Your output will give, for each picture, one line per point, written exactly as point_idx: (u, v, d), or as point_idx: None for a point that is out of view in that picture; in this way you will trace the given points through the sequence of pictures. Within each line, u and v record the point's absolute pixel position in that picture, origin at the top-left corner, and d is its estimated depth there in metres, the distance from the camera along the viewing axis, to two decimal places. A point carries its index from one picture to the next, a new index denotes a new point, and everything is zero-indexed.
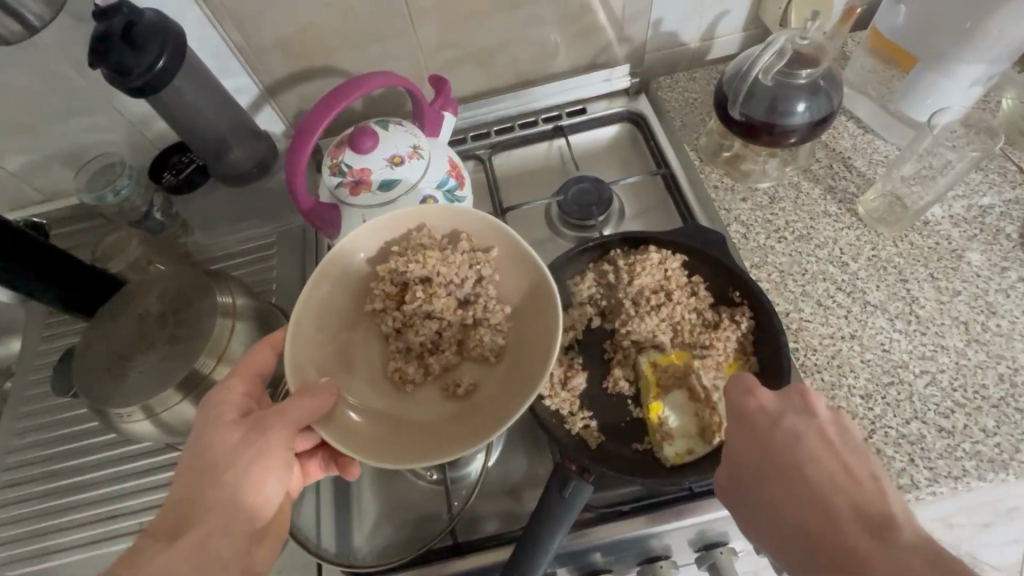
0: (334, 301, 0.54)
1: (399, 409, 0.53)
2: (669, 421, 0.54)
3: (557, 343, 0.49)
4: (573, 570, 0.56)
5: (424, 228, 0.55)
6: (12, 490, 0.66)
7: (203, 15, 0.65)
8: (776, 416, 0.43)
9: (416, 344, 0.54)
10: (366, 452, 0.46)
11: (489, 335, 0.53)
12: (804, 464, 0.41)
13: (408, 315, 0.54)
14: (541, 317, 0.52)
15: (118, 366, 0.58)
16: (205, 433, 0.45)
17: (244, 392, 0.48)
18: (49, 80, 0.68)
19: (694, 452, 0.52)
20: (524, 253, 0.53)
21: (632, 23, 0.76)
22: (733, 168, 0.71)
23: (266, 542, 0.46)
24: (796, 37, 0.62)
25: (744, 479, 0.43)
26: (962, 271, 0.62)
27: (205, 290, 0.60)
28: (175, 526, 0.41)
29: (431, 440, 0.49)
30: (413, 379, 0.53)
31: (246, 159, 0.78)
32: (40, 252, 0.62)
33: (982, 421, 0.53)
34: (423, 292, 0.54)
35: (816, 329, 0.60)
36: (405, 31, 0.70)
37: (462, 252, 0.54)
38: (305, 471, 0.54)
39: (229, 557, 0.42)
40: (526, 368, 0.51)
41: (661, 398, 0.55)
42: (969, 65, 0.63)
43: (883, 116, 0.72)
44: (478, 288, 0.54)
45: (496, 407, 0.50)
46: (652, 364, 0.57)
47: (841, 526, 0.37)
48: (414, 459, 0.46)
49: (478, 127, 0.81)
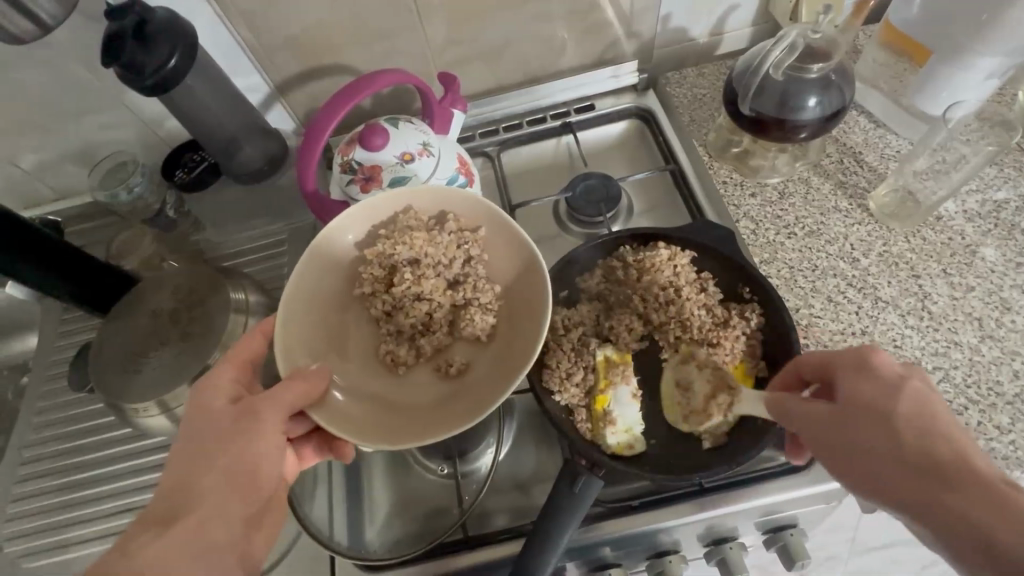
0: (322, 287, 0.54)
1: (391, 391, 0.53)
2: (615, 412, 0.55)
3: (544, 322, 0.49)
4: (583, 565, 0.56)
5: (411, 210, 0.55)
6: (28, 484, 0.68)
7: (214, 14, 0.65)
8: (904, 376, 0.41)
9: (408, 326, 0.55)
10: (361, 433, 0.47)
11: (480, 315, 0.53)
12: (938, 420, 0.38)
13: (397, 299, 0.54)
14: (530, 296, 0.53)
15: (132, 361, 0.60)
16: (199, 422, 0.46)
17: (233, 378, 0.49)
18: (63, 80, 0.69)
19: (634, 447, 0.54)
20: (510, 231, 0.54)
21: (641, 18, 0.76)
22: (742, 164, 0.70)
23: (266, 527, 0.45)
24: (807, 32, 0.61)
25: (852, 413, 0.40)
26: (976, 266, 0.61)
27: (217, 287, 0.62)
28: (167, 514, 0.42)
29: (425, 419, 0.50)
30: (405, 361, 0.54)
31: (255, 157, 0.78)
32: (55, 252, 0.63)
33: (996, 417, 0.53)
34: (412, 274, 0.54)
35: (826, 326, 0.59)
36: (414, 28, 0.71)
37: (450, 233, 0.55)
38: (300, 457, 0.54)
39: (226, 541, 0.42)
40: (518, 347, 0.51)
41: (612, 391, 0.56)
42: (987, 57, 0.61)
43: (897, 111, 0.71)
44: (467, 268, 0.55)
45: (490, 383, 0.51)
46: (607, 358, 0.58)
47: (975, 467, 0.35)
48: (411, 437, 0.47)
49: (486, 125, 0.82)
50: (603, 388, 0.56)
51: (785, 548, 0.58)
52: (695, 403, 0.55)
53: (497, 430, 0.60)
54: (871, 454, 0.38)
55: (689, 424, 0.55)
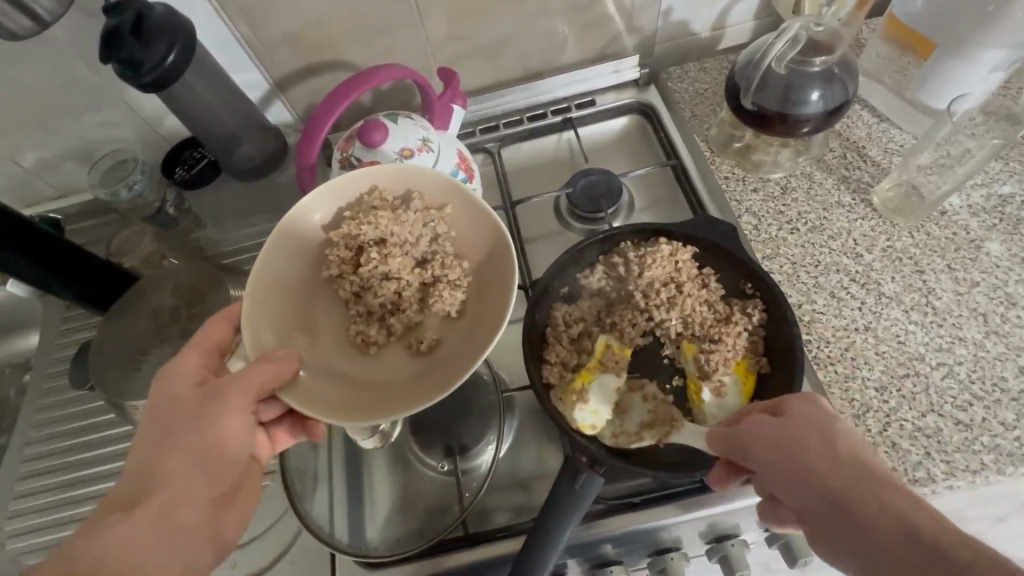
0: (289, 269, 0.53)
1: (362, 371, 0.53)
2: (589, 390, 0.55)
3: (511, 298, 0.50)
4: (583, 562, 0.56)
5: (376, 189, 0.55)
6: (30, 482, 0.68)
7: (212, 10, 0.64)
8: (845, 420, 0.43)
9: (377, 306, 0.54)
10: (330, 411, 0.46)
11: (448, 290, 0.53)
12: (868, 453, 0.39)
13: (365, 279, 0.54)
14: (499, 272, 0.53)
15: (133, 358, 0.60)
16: (165, 406, 0.45)
17: (201, 363, 0.48)
18: (62, 77, 0.68)
19: (594, 427, 0.53)
20: (476, 207, 0.54)
21: (642, 12, 0.75)
22: (745, 160, 0.70)
23: (235, 509, 0.47)
24: (811, 24, 0.61)
25: (801, 435, 0.41)
26: (981, 261, 0.61)
27: (218, 283, 0.64)
28: (134, 498, 0.42)
29: (393, 397, 0.49)
30: (376, 340, 0.53)
31: (258, 153, 0.76)
32: (56, 249, 0.62)
33: (1001, 414, 0.53)
34: (378, 253, 0.53)
35: (829, 322, 0.59)
36: (414, 24, 0.70)
37: (416, 210, 0.54)
38: (272, 441, 0.54)
39: (194, 522, 0.43)
40: (486, 321, 0.52)
41: (598, 373, 0.56)
42: (992, 50, 0.61)
43: (901, 105, 0.70)
44: (434, 246, 0.55)
45: (460, 356, 0.51)
46: (608, 346, 0.58)
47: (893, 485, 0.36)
48: (378, 415, 0.47)
49: (486, 121, 0.81)
50: (591, 367, 0.57)
51: (787, 545, 0.58)
52: (629, 427, 0.55)
53: (498, 427, 0.60)
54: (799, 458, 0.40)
55: (614, 439, 0.54)
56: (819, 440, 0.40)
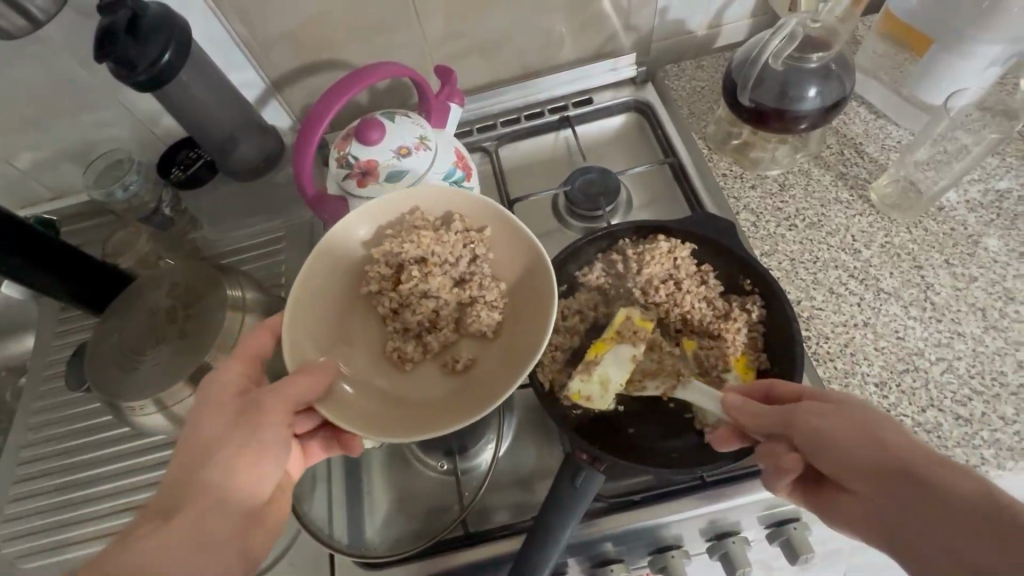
0: (331, 284, 0.54)
1: (399, 387, 0.53)
2: (599, 363, 0.56)
3: (550, 322, 0.49)
4: (584, 561, 0.56)
5: (418, 210, 0.55)
6: (27, 485, 0.67)
7: (207, 7, 0.64)
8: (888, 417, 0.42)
9: (414, 324, 0.54)
10: (361, 424, 0.46)
11: (485, 311, 0.53)
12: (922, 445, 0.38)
13: (404, 296, 0.54)
14: (536, 295, 0.52)
15: (131, 358, 0.59)
16: (203, 421, 0.45)
17: (227, 374, 0.48)
18: (58, 77, 0.68)
19: (593, 400, 0.55)
20: (520, 234, 0.53)
21: (639, 11, 0.75)
22: (743, 156, 0.70)
23: (263, 526, 0.45)
24: (807, 20, 0.61)
25: (858, 419, 0.39)
26: (979, 257, 0.61)
27: (215, 283, 0.62)
28: (170, 509, 0.40)
29: (426, 415, 0.49)
30: (412, 357, 0.53)
31: (253, 153, 0.77)
32: (53, 253, 0.62)
33: (1001, 408, 0.53)
34: (419, 271, 0.53)
35: (828, 317, 0.59)
36: (410, 22, 0.70)
37: (457, 232, 0.54)
38: (306, 454, 0.53)
39: (225, 539, 0.41)
40: (520, 345, 0.51)
41: (613, 346, 0.56)
42: (986, 45, 0.61)
43: (898, 102, 0.70)
44: (473, 267, 0.54)
45: (496, 376, 0.50)
46: (628, 316, 0.58)
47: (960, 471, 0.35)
48: (414, 432, 0.46)
49: (483, 119, 0.81)
50: (608, 338, 0.57)
51: (789, 541, 0.57)
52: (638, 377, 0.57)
53: (497, 426, 0.60)
54: (860, 439, 0.38)
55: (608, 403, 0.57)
56: (881, 428, 0.39)
